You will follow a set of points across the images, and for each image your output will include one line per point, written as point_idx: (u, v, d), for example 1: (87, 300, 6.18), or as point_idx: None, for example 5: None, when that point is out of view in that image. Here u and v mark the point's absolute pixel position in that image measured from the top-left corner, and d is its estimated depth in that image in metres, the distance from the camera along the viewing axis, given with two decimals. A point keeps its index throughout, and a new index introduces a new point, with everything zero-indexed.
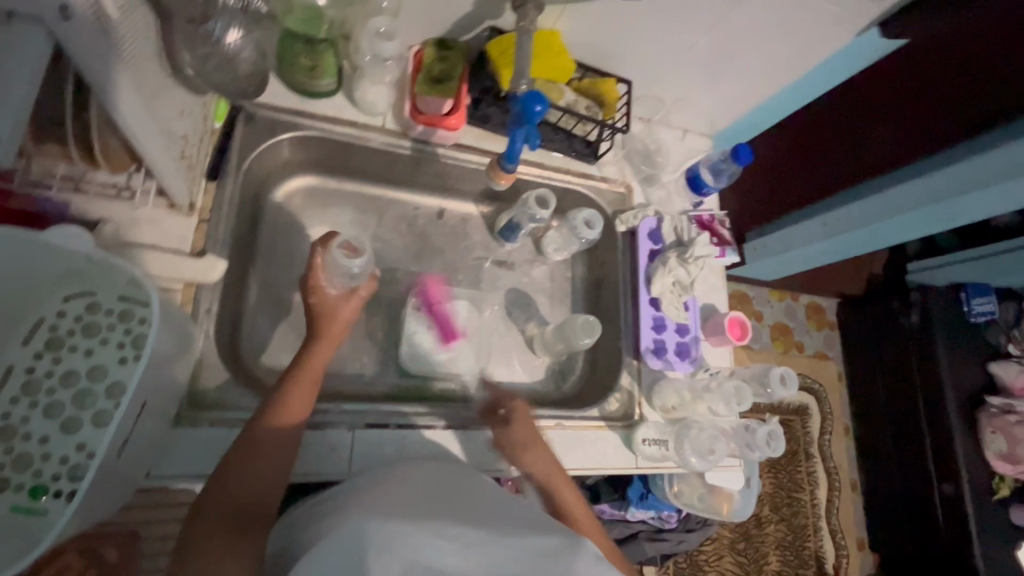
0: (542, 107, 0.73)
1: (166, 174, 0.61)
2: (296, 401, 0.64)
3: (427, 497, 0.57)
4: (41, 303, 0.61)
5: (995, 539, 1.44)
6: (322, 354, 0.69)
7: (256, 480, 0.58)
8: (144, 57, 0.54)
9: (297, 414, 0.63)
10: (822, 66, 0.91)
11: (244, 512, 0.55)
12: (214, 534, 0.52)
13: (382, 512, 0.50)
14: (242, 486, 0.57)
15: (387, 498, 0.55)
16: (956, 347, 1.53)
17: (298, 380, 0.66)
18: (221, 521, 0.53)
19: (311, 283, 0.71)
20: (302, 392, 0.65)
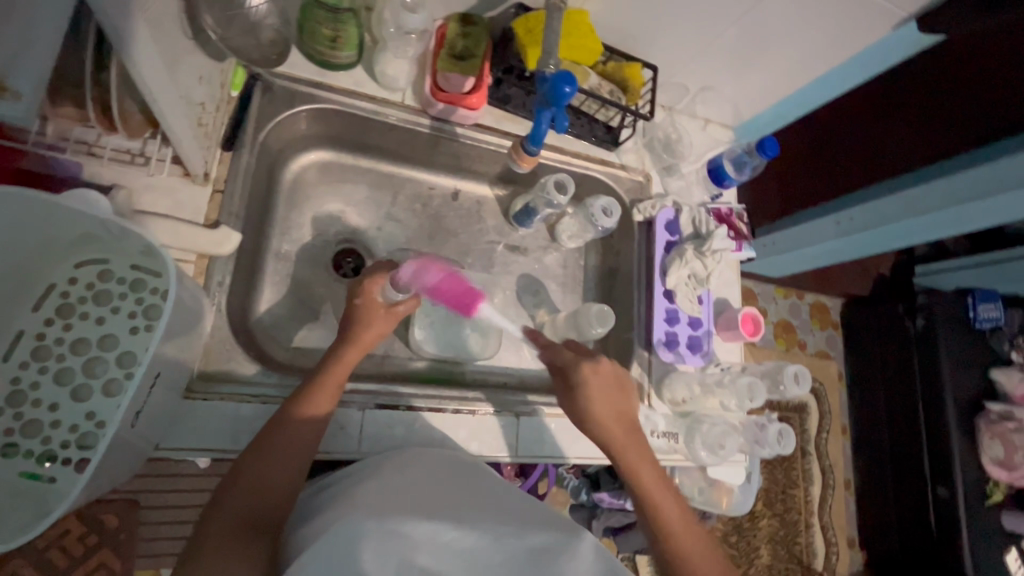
0: (571, 88, 0.70)
1: (183, 141, 0.60)
2: (318, 401, 0.63)
3: (427, 490, 0.58)
4: (53, 267, 0.60)
5: (985, 544, 1.45)
6: (350, 361, 0.67)
7: (270, 480, 0.58)
8: (167, 20, 0.52)
9: (317, 414, 0.63)
10: (854, 60, 0.89)
11: (257, 515, 0.55)
12: (226, 539, 0.53)
13: (381, 507, 0.51)
14: (257, 486, 0.57)
15: (399, 489, 0.57)
16: (958, 354, 1.52)
17: (322, 379, 0.65)
18: (232, 524, 0.54)
19: (364, 286, 0.71)
20: (327, 389, 0.64)
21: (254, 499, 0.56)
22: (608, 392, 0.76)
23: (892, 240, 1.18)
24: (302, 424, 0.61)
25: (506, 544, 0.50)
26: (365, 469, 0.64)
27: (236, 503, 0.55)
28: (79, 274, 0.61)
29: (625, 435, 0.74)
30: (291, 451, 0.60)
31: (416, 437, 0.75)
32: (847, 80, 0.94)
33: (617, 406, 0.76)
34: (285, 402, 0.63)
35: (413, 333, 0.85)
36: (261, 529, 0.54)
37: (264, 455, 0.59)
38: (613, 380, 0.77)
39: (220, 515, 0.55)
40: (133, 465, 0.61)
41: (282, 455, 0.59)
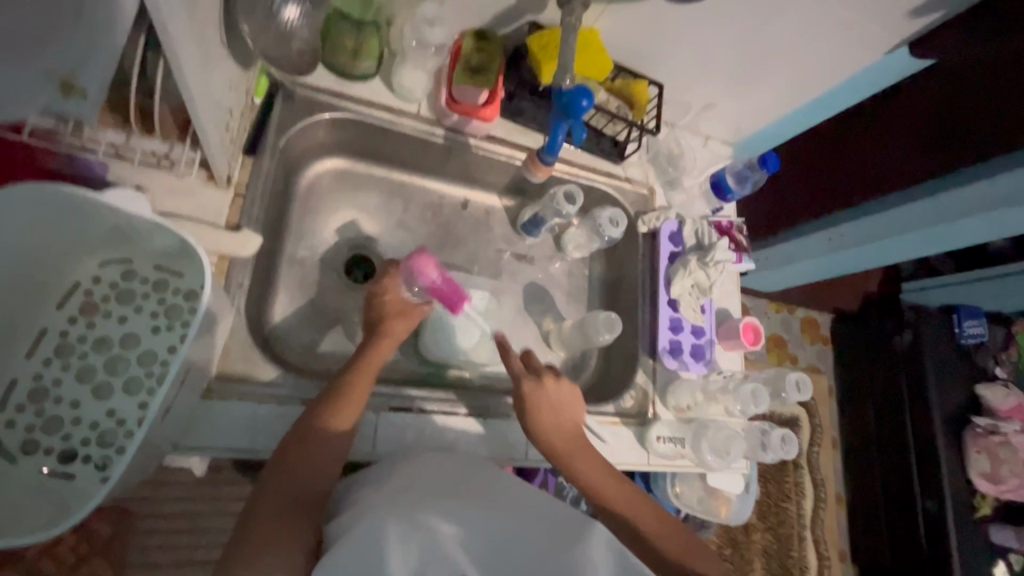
0: (588, 102, 0.74)
1: (213, 145, 0.61)
2: (357, 390, 0.65)
3: (444, 488, 0.58)
4: (78, 266, 0.60)
5: (973, 555, 1.49)
6: (381, 352, 0.70)
7: (313, 464, 0.59)
8: (207, 29, 0.54)
9: (356, 401, 0.65)
10: (849, 81, 0.93)
11: (302, 497, 0.57)
12: (274, 519, 0.54)
13: (403, 504, 0.52)
14: (300, 470, 0.58)
15: (413, 488, 0.57)
16: (946, 369, 1.57)
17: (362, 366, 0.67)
18: (278, 504, 0.55)
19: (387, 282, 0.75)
20: (363, 381, 0.66)
21: (297, 481, 0.57)
22: (552, 408, 0.76)
23: (881, 257, 1.22)
24: (342, 410, 0.63)
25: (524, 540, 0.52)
26: (385, 469, 0.65)
27: (281, 486, 0.57)
28: (103, 273, 0.62)
29: (575, 454, 0.74)
30: (332, 435, 0.62)
31: (427, 440, 0.76)
32: (842, 100, 0.99)
33: (564, 423, 0.75)
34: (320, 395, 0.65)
35: (423, 337, 0.86)
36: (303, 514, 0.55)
37: (306, 440, 0.60)
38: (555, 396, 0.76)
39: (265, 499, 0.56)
40: (152, 463, 0.61)
41: (326, 440, 0.61)
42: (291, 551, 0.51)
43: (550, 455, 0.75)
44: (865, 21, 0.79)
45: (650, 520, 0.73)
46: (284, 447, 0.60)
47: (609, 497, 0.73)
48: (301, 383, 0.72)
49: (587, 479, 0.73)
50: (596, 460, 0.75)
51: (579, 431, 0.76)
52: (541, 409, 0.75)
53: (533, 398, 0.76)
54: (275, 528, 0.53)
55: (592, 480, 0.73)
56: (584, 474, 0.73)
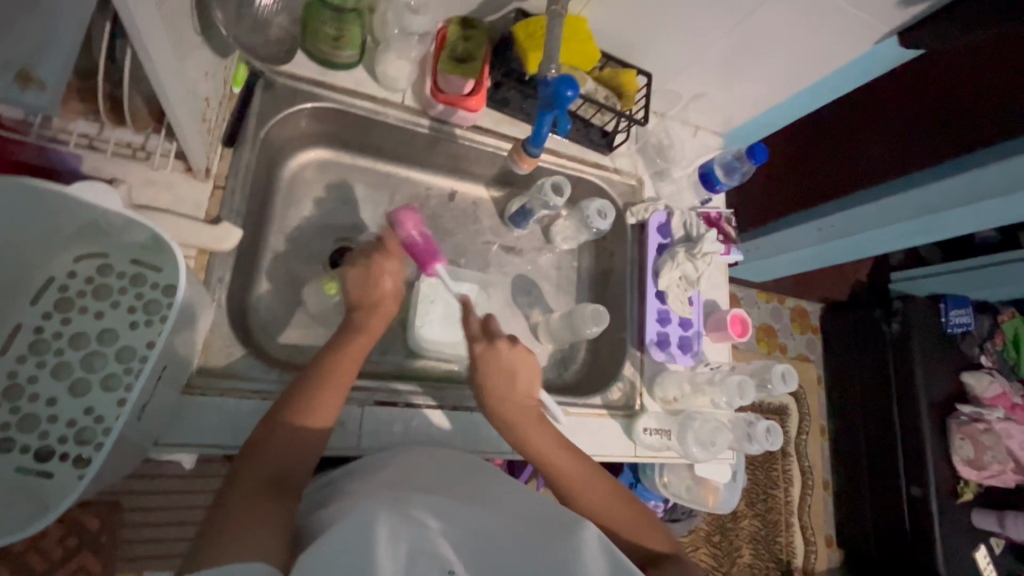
0: (574, 92, 0.72)
1: (188, 137, 0.60)
2: (342, 371, 0.65)
3: (429, 482, 0.58)
4: (52, 261, 0.59)
5: (955, 540, 1.52)
6: (360, 345, 0.68)
7: (296, 448, 0.59)
8: (179, 16, 0.53)
9: (342, 383, 0.64)
10: (838, 71, 0.93)
11: (278, 480, 0.56)
12: (253, 497, 0.53)
13: (390, 501, 0.50)
14: (281, 453, 0.58)
15: (394, 483, 0.56)
16: (933, 357, 1.59)
17: (346, 348, 0.67)
18: (258, 483, 0.55)
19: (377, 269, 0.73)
20: (341, 369, 0.65)
21: (279, 463, 0.57)
22: (500, 374, 0.73)
23: (868, 245, 1.23)
24: (325, 393, 0.63)
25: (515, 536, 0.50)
26: (370, 463, 0.64)
27: (262, 467, 0.56)
28: (79, 268, 0.61)
29: (524, 424, 0.71)
30: (315, 420, 0.61)
31: (413, 434, 0.76)
32: (831, 90, 0.98)
33: (515, 391, 0.73)
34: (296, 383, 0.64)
35: (410, 330, 0.85)
36: (280, 498, 0.54)
37: (291, 424, 0.60)
38: (504, 361, 0.74)
39: (245, 479, 0.55)
40: (132, 460, 0.60)
41: (308, 425, 0.61)
42: (272, 526, 0.50)
43: (500, 423, 0.73)
44: (855, 10, 0.78)
45: (602, 491, 0.71)
46: (265, 430, 0.60)
47: (556, 467, 0.70)
48: (285, 377, 0.71)
49: (540, 449, 0.71)
50: (547, 429, 0.72)
51: (532, 400, 0.74)
52: (490, 373, 0.73)
53: (485, 364, 0.74)
54: (255, 505, 0.52)
55: (541, 449, 0.71)
56: (536, 446, 0.71)
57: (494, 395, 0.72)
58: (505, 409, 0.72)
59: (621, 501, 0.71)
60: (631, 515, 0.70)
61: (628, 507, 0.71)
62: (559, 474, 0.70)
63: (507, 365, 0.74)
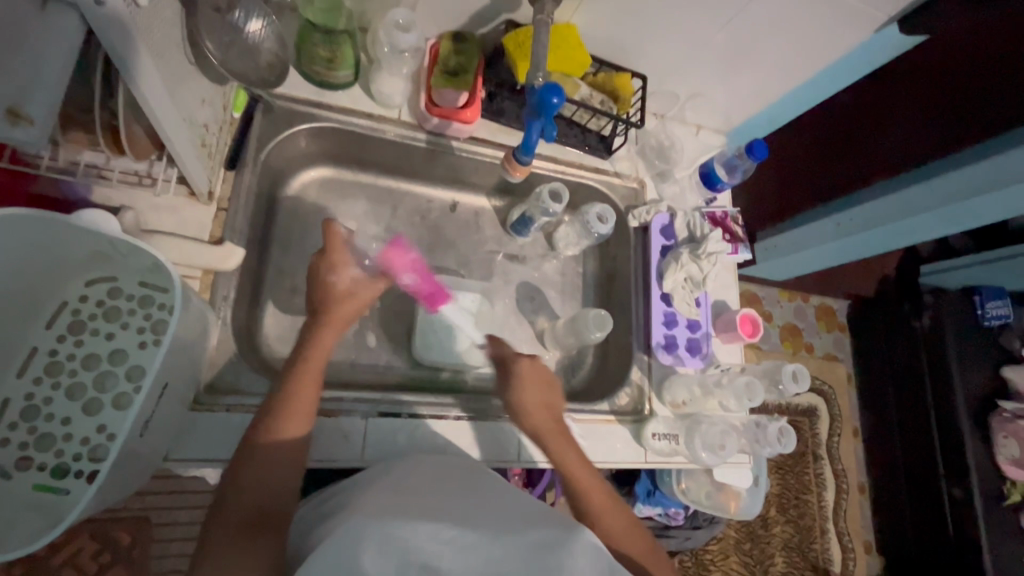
0: (559, 99, 0.73)
1: (188, 162, 0.62)
2: (302, 395, 0.63)
3: (429, 494, 0.59)
4: (65, 287, 0.62)
5: (1006, 545, 1.42)
6: (327, 340, 0.68)
7: (272, 477, 0.58)
8: (168, 46, 0.55)
9: (306, 406, 0.63)
10: (839, 61, 0.91)
11: (260, 514, 0.55)
12: (234, 534, 0.52)
13: (384, 514, 0.52)
14: (259, 480, 0.57)
15: (394, 496, 0.57)
16: (967, 352, 1.51)
17: (305, 369, 0.65)
18: (241, 516, 0.54)
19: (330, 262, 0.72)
20: (306, 381, 0.64)
21: (263, 492, 0.56)
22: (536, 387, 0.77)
23: (892, 240, 1.18)
24: (291, 419, 0.61)
25: (510, 541, 0.51)
26: (368, 477, 0.65)
27: (242, 499, 0.55)
28: (90, 292, 0.63)
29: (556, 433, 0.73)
30: (285, 447, 0.60)
31: (418, 445, 0.77)
32: (831, 83, 0.96)
33: (534, 403, 0.75)
34: (269, 400, 0.63)
35: (415, 342, 0.87)
36: (266, 530, 0.53)
37: (263, 449, 0.59)
38: (537, 376, 0.78)
39: (226, 512, 0.54)
40: (143, 475, 0.62)
41: (279, 451, 0.59)
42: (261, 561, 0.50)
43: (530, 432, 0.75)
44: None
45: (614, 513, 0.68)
46: (239, 458, 0.58)
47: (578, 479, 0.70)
48: None
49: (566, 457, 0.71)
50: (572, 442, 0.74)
51: (556, 415, 0.76)
52: (523, 383, 0.77)
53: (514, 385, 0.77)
54: (239, 541, 0.52)
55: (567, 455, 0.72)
56: (561, 455, 0.72)
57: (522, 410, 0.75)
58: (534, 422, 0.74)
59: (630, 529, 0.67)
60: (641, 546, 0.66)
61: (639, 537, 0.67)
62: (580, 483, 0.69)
63: (535, 395, 0.76)
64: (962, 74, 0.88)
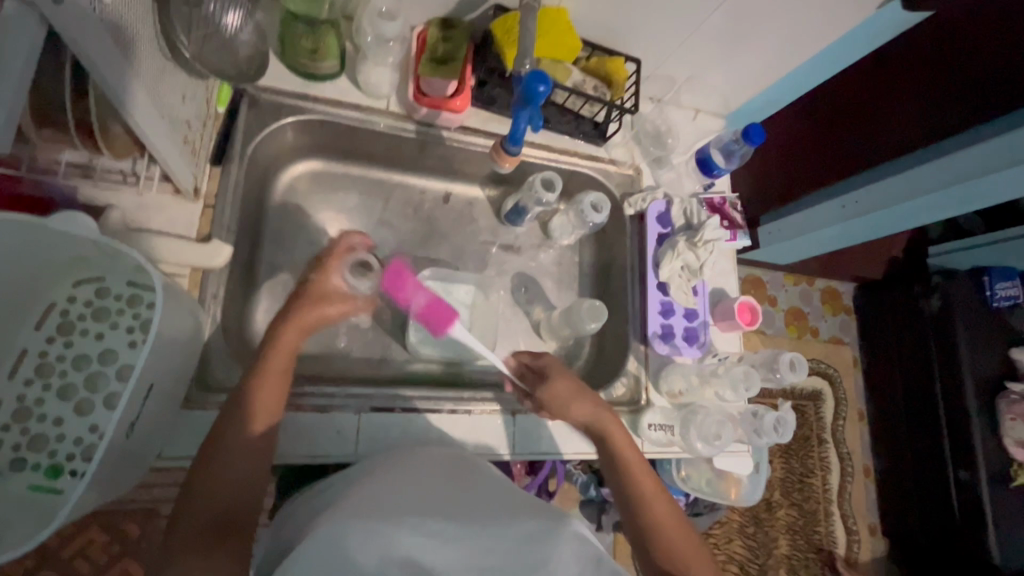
0: (545, 87, 0.71)
1: (169, 159, 0.61)
2: (264, 395, 0.62)
3: (415, 488, 0.59)
4: (52, 288, 0.62)
5: (1012, 527, 1.40)
6: (289, 341, 0.66)
7: (231, 482, 0.56)
8: (142, 41, 0.54)
9: (267, 407, 0.61)
10: (839, 40, 0.88)
11: (224, 520, 0.54)
12: (195, 541, 0.52)
13: (371, 508, 0.52)
14: (223, 483, 0.56)
15: (378, 490, 0.57)
16: (976, 333, 1.48)
17: (264, 370, 0.63)
18: (203, 525, 0.53)
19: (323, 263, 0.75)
20: (271, 384, 0.63)
21: (229, 494, 0.56)
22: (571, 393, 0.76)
23: (896, 220, 1.15)
24: (251, 421, 0.60)
25: (491, 531, 0.51)
26: (352, 471, 0.66)
27: (206, 505, 0.54)
28: (78, 292, 0.63)
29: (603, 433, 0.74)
30: (248, 450, 0.59)
31: (413, 438, 0.77)
32: (831, 65, 0.94)
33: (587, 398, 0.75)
34: (231, 400, 0.61)
35: (409, 336, 0.86)
36: (228, 541, 0.53)
37: (226, 447, 0.58)
38: (572, 386, 0.76)
39: (186, 518, 0.53)
40: (137, 473, 0.63)
41: (240, 452, 0.58)
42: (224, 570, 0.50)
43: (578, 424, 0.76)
44: None
45: (668, 512, 0.70)
46: (200, 462, 0.57)
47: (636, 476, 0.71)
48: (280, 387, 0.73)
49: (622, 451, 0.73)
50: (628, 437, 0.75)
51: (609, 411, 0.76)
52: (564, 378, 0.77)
53: (545, 391, 0.76)
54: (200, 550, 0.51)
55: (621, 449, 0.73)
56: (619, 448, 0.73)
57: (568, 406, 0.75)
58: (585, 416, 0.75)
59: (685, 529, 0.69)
60: (690, 546, 0.68)
61: (687, 535, 0.69)
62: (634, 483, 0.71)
63: (564, 392, 0.75)
64: (955, 56, 0.87)
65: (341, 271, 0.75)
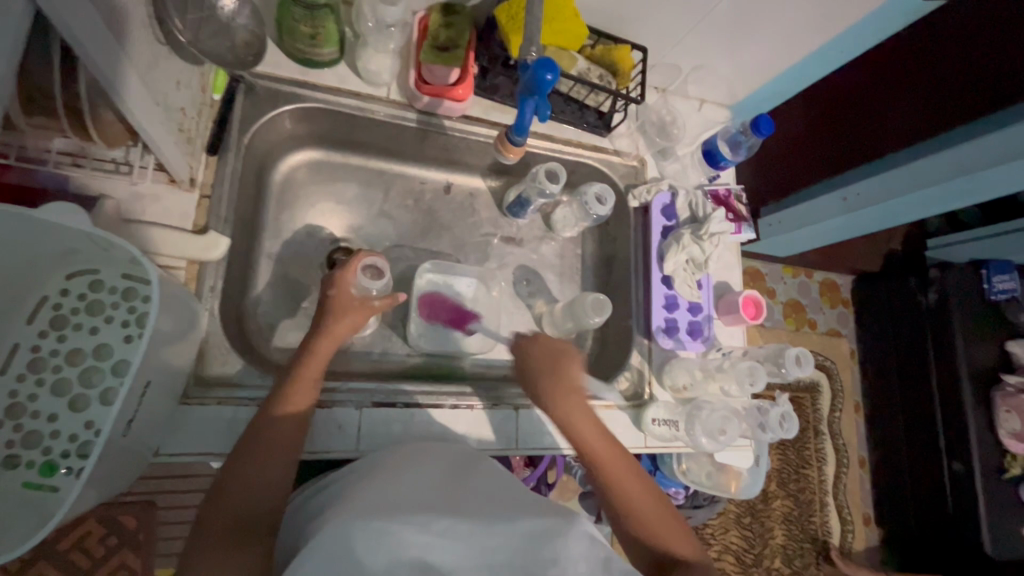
0: (553, 75, 0.69)
1: (164, 148, 0.59)
2: (298, 398, 0.63)
3: (421, 485, 0.58)
4: (44, 281, 0.60)
5: (1005, 518, 1.41)
6: (324, 351, 0.66)
7: (256, 480, 0.58)
8: (134, 25, 0.52)
9: (297, 408, 0.63)
10: (850, 30, 0.86)
11: (247, 518, 0.56)
12: (222, 538, 0.54)
13: (376, 507, 0.52)
14: (253, 481, 0.58)
15: (385, 487, 0.57)
16: (972, 326, 1.48)
17: (300, 373, 0.64)
18: (229, 521, 0.55)
19: (337, 275, 0.70)
20: (304, 386, 0.64)
21: (253, 492, 0.57)
22: (543, 364, 0.76)
23: (896, 215, 1.15)
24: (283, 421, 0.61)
25: (502, 530, 0.51)
26: (363, 465, 0.66)
27: (236, 503, 0.56)
28: (71, 285, 0.61)
29: (568, 402, 0.73)
30: (278, 449, 0.60)
31: (415, 433, 0.76)
32: (840, 56, 0.92)
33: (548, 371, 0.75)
34: (267, 398, 0.63)
35: (410, 328, 0.86)
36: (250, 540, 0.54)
37: (256, 445, 0.59)
38: (550, 354, 0.77)
39: (215, 513, 0.55)
40: (134, 470, 0.61)
41: (269, 450, 0.59)
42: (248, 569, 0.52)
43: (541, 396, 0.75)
44: None
45: (639, 487, 0.69)
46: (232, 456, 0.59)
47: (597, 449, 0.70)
48: None
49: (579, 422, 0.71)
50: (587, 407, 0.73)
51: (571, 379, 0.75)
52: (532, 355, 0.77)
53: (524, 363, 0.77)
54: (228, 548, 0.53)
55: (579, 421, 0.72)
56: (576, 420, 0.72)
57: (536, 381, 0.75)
58: (546, 388, 0.74)
59: (659, 503, 0.70)
60: (664, 519, 0.68)
61: (661, 508, 0.69)
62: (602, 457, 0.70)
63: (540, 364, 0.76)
64: (958, 44, 0.84)
65: (357, 279, 0.71)
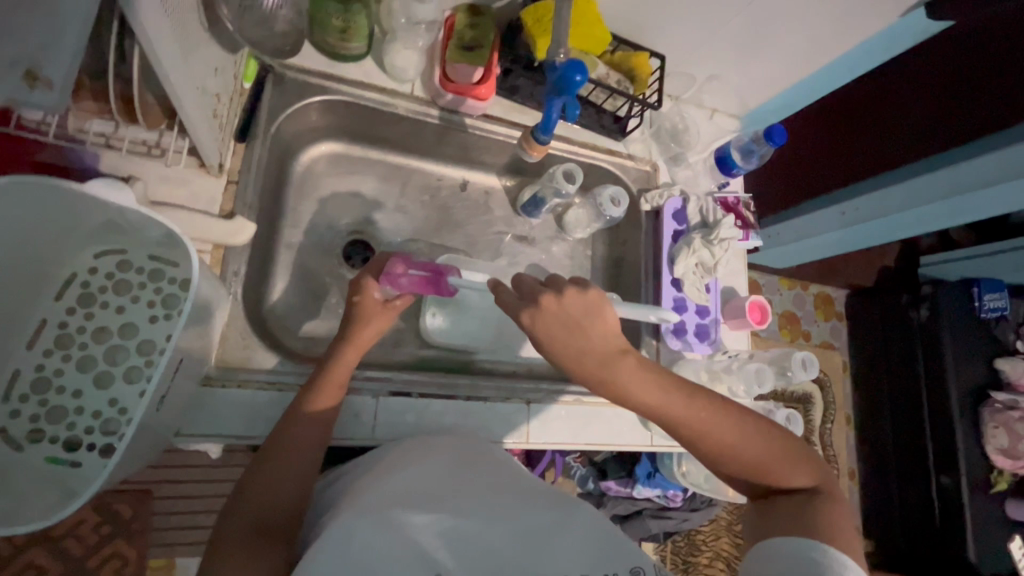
0: (582, 77, 0.70)
1: (200, 132, 0.61)
2: (320, 400, 0.64)
3: (430, 481, 0.59)
4: (74, 258, 0.61)
5: (989, 531, 1.44)
6: (349, 360, 0.67)
7: (279, 482, 0.59)
8: (182, 11, 0.53)
9: (321, 411, 0.64)
10: (860, 47, 0.89)
11: (269, 518, 0.56)
12: (243, 538, 0.54)
13: (386, 501, 0.53)
14: (276, 481, 0.59)
15: (391, 483, 0.57)
16: (964, 342, 1.52)
17: (324, 380, 0.65)
18: (251, 523, 0.55)
19: (359, 282, 0.70)
20: (328, 392, 0.65)
21: (276, 494, 0.58)
22: (569, 329, 0.61)
23: (897, 229, 1.17)
24: (309, 426, 0.63)
25: (502, 529, 0.52)
26: (372, 459, 0.67)
27: (253, 507, 0.56)
28: (99, 264, 0.62)
29: (611, 373, 0.61)
30: (303, 452, 0.61)
31: (428, 423, 0.77)
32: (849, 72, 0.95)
33: (582, 342, 0.61)
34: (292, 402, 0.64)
35: (425, 320, 0.88)
36: (273, 538, 0.55)
37: (280, 448, 0.60)
38: (570, 315, 0.61)
39: (238, 514, 0.56)
40: (154, 449, 0.62)
41: (293, 454, 0.61)
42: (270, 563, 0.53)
43: (581, 368, 0.62)
44: None
45: (727, 429, 0.61)
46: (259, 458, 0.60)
47: (671, 415, 0.61)
48: (298, 368, 0.73)
49: (637, 393, 0.61)
50: (638, 368, 0.61)
51: (612, 343, 0.61)
52: (551, 327, 0.61)
53: (539, 327, 0.61)
54: (243, 548, 0.53)
55: (635, 391, 0.61)
56: (633, 389, 0.61)
57: (570, 350, 0.61)
58: (584, 360, 0.61)
59: (752, 433, 0.62)
60: (768, 447, 0.61)
61: (760, 439, 0.62)
62: (675, 418, 0.61)
63: (574, 316, 0.61)
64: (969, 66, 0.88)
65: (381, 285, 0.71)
